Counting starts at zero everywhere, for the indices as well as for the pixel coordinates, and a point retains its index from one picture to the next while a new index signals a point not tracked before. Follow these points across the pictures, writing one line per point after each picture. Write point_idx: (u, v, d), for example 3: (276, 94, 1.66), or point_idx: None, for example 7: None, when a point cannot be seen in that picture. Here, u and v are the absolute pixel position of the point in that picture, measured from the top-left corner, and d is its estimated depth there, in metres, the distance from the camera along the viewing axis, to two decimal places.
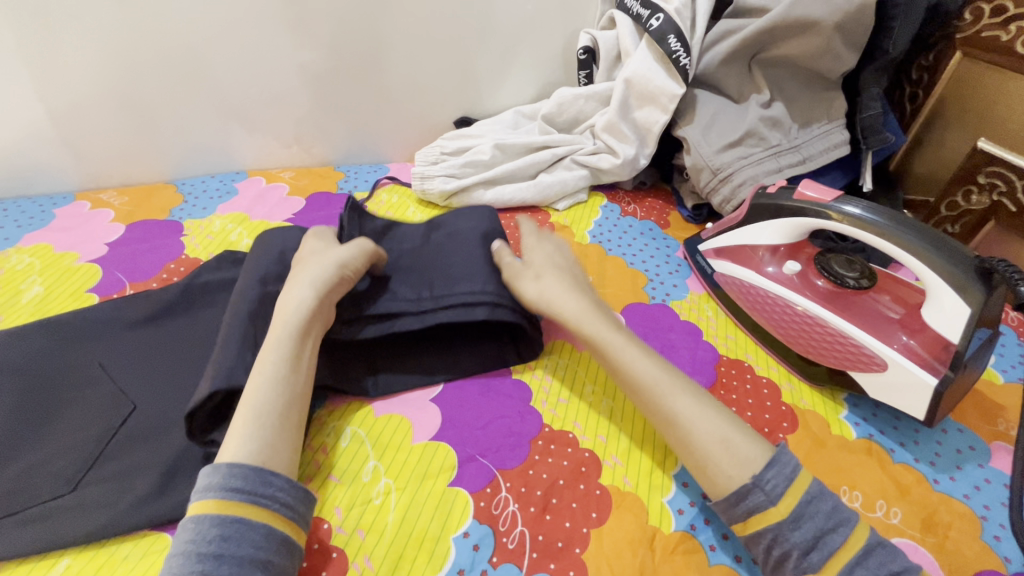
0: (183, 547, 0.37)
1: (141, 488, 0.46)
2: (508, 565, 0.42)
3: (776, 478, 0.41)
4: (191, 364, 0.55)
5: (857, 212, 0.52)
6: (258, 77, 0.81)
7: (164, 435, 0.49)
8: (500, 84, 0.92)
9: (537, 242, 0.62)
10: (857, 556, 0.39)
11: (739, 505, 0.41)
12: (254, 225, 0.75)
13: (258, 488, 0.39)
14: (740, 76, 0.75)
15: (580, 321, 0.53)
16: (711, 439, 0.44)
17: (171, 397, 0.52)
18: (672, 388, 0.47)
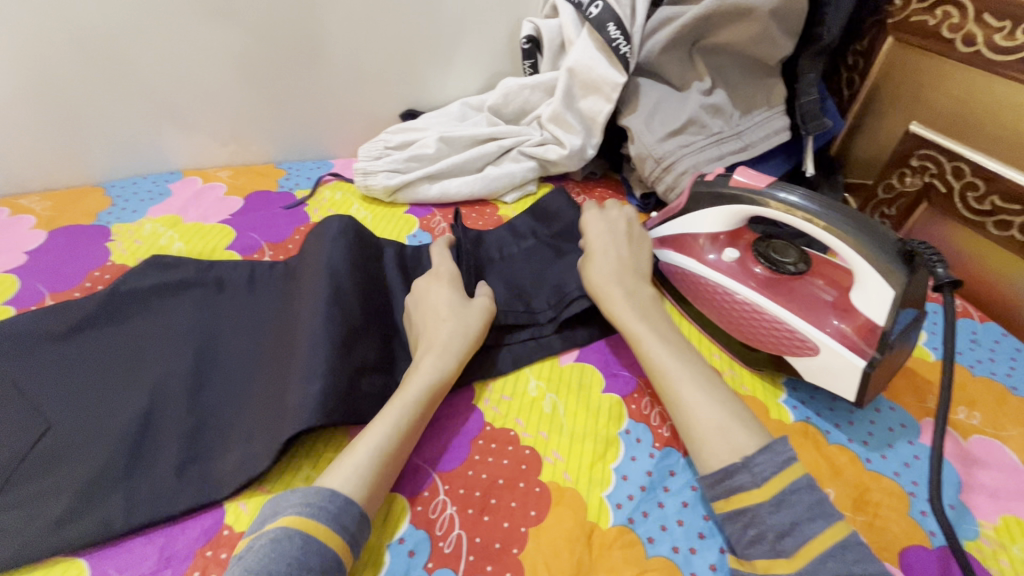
0: (286, 559, 0.35)
1: (54, 512, 0.43)
2: (443, 570, 0.41)
3: (766, 462, 0.41)
4: (113, 378, 0.52)
5: (793, 199, 0.52)
6: (187, 71, 0.77)
7: (81, 454, 0.46)
8: (445, 75, 0.90)
9: (598, 225, 0.63)
10: (829, 546, 0.37)
11: (722, 483, 0.42)
12: (187, 228, 0.72)
13: (358, 533, 0.39)
14: (681, 64, 0.75)
15: (616, 305, 0.55)
16: (709, 425, 0.44)
17: (89, 414, 0.49)
18: (683, 375, 0.47)
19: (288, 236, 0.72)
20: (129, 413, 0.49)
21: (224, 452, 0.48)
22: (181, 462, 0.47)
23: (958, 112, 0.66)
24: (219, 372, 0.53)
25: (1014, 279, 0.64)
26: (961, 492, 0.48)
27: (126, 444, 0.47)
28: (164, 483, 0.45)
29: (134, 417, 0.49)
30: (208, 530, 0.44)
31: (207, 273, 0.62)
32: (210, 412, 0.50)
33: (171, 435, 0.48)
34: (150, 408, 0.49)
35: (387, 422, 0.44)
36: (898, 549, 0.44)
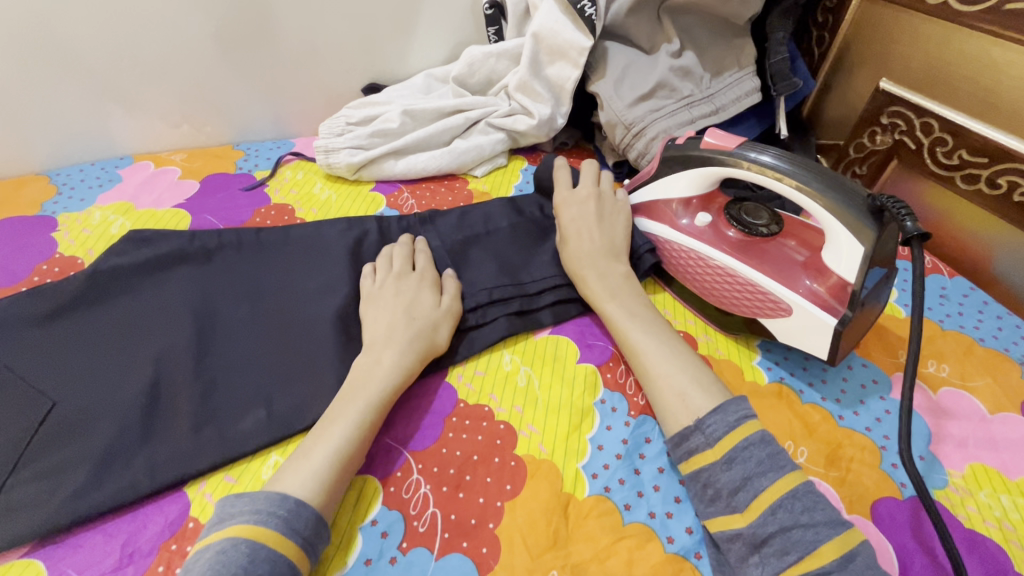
0: (229, 570, 0.34)
1: (75, 482, 0.43)
2: (418, 549, 0.41)
3: (717, 423, 0.41)
4: (109, 349, 0.50)
5: (767, 160, 0.51)
6: (130, 48, 0.72)
7: (91, 427, 0.45)
8: (406, 46, 0.86)
9: (569, 199, 0.61)
10: (778, 498, 0.37)
11: (680, 447, 0.42)
12: (139, 215, 0.68)
13: (313, 537, 0.38)
14: (649, 25, 0.72)
15: (589, 287, 0.55)
16: (670, 393, 0.45)
17: (96, 385, 0.48)
18: (651, 348, 0.48)
19: (248, 218, 0.69)
20: (138, 381, 0.48)
21: (239, 414, 0.48)
22: (196, 422, 0.47)
23: (926, 67, 0.65)
24: (222, 340, 0.52)
25: (980, 232, 0.64)
26: (930, 443, 0.49)
27: (139, 413, 0.47)
28: (183, 444, 0.46)
29: (142, 387, 0.48)
30: (173, 522, 0.43)
31: (193, 244, 0.59)
32: (219, 377, 0.50)
33: (182, 403, 0.48)
34: (156, 378, 0.49)
35: (346, 422, 0.43)
36: (870, 502, 0.45)
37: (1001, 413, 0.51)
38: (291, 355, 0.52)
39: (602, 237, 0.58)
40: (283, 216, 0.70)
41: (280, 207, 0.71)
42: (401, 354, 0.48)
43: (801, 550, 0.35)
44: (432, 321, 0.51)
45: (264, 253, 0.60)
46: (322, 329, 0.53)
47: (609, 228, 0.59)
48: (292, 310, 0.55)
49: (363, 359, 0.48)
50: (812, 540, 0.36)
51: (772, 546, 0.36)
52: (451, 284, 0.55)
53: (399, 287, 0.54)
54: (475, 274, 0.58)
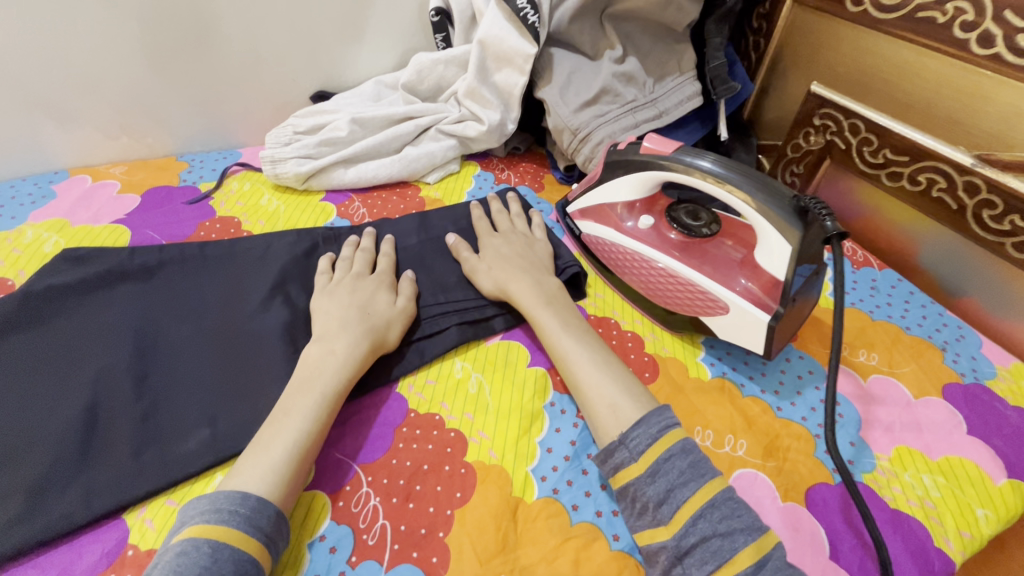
0: (191, 570, 0.34)
1: (4, 515, 0.41)
2: (367, 562, 0.41)
3: (641, 436, 0.42)
4: (42, 374, 0.48)
5: (707, 166, 0.53)
6: (59, 58, 0.69)
7: (24, 455, 0.44)
8: (355, 52, 0.86)
9: (494, 236, 0.63)
10: (698, 509, 0.39)
11: (607, 462, 0.43)
12: (74, 232, 0.66)
13: (274, 534, 0.38)
14: (592, 32, 0.73)
15: (518, 299, 0.55)
16: (601, 405, 0.46)
17: (29, 412, 0.46)
18: (580, 357, 0.49)
19: (191, 232, 0.67)
20: (74, 405, 0.47)
21: (183, 434, 0.47)
22: (137, 445, 0.46)
23: (854, 71, 0.68)
24: (166, 358, 0.51)
25: (906, 226, 0.68)
26: (860, 429, 0.52)
27: (75, 439, 0.45)
28: (123, 467, 0.44)
29: (78, 412, 0.46)
30: (110, 552, 0.42)
31: (132, 262, 0.57)
32: (160, 398, 0.49)
33: (124, 424, 0.46)
34: (95, 401, 0.47)
35: (306, 411, 0.44)
36: (805, 488, 0.47)
37: (924, 397, 0.55)
38: (237, 374, 0.51)
39: (519, 260, 0.59)
40: (229, 229, 0.68)
41: (225, 219, 0.70)
42: (353, 342, 0.49)
43: (718, 561, 0.37)
44: (387, 319, 0.52)
45: (207, 270, 0.59)
46: (268, 344, 0.53)
47: (525, 254, 0.60)
48: (237, 327, 0.54)
49: (308, 355, 0.48)
50: (729, 548, 0.37)
51: (693, 556, 0.38)
52: (407, 286, 0.57)
53: (354, 286, 0.55)
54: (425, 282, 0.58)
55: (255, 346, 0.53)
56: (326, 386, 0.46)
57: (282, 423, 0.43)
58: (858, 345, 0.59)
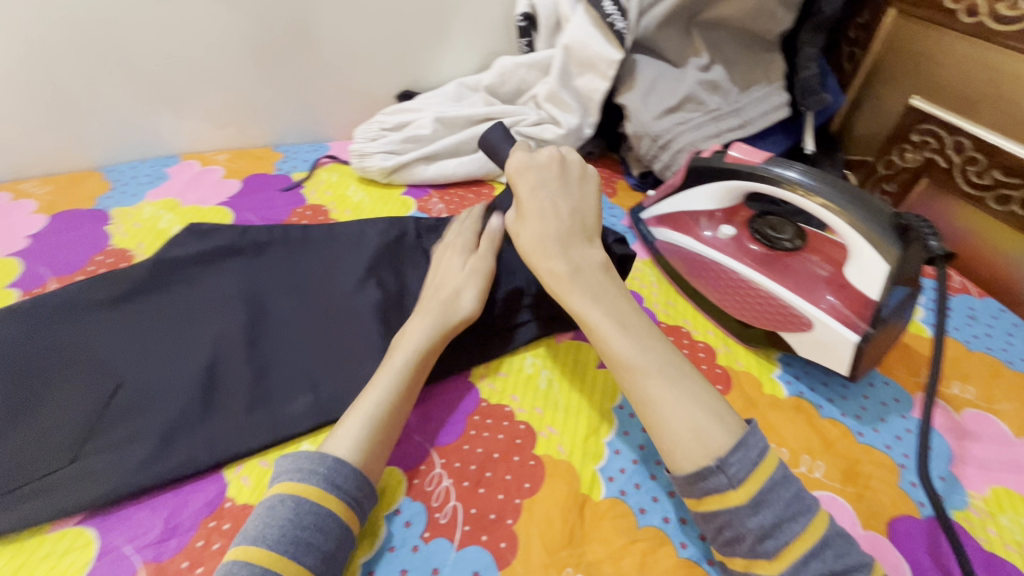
0: (275, 524, 0.37)
1: (140, 454, 0.46)
2: (439, 540, 0.42)
3: (741, 461, 0.39)
4: (168, 336, 0.55)
5: (793, 175, 0.52)
6: (182, 53, 0.76)
7: (155, 405, 0.49)
8: (441, 54, 0.89)
9: (529, 185, 0.55)
10: (812, 548, 0.37)
11: (698, 485, 0.39)
12: (185, 211, 0.72)
13: (353, 489, 0.40)
14: (679, 39, 0.73)
15: (564, 290, 0.50)
16: (681, 429, 0.41)
17: (159, 368, 0.52)
18: (647, 368, 0.44)
19: (285, 217, 0.72)
20: (195, 365, 0.52)
21: (280, 401, 0.51)
22: (252, 403, 0.50)
23: (961, 85, 0.65)
24: (272, 330, 0.56)
25: (1013, 254, 0.63)
26: (952, 464, 0.49)
27: (198, 394, 0.50)
28: (230, 424, 0.49)
29: (196, 371, 0.52)
30: (212, 501, 0.46)
31: (243, 239, 0.63)
32: (262, 366, 0.53)
33: (238, 385, 0.51)
34: (208, 362, 0.52)
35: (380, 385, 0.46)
36: (887, 518, 0.45)
37: None
38: (326, 351, 0.55)
39: (561, 227, 0.53)
40: (319, 216, 0.73)
41: (315, 207, 0.74)
42: (424, 319, 0.50)
43: None
44: (457, 288, 0.53)
45: (302, 253, 0.64)
46: (355, 325, 0.56)
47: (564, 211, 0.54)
48: (328, 307, 0.58)
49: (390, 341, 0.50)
50: None
51: None
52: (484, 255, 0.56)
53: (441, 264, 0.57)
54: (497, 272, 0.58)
55: (344, 326, 0.56)
56: (401, 358, 0.47)
57: (369, 390, 0.45)
58: (951, 376, 0.55)
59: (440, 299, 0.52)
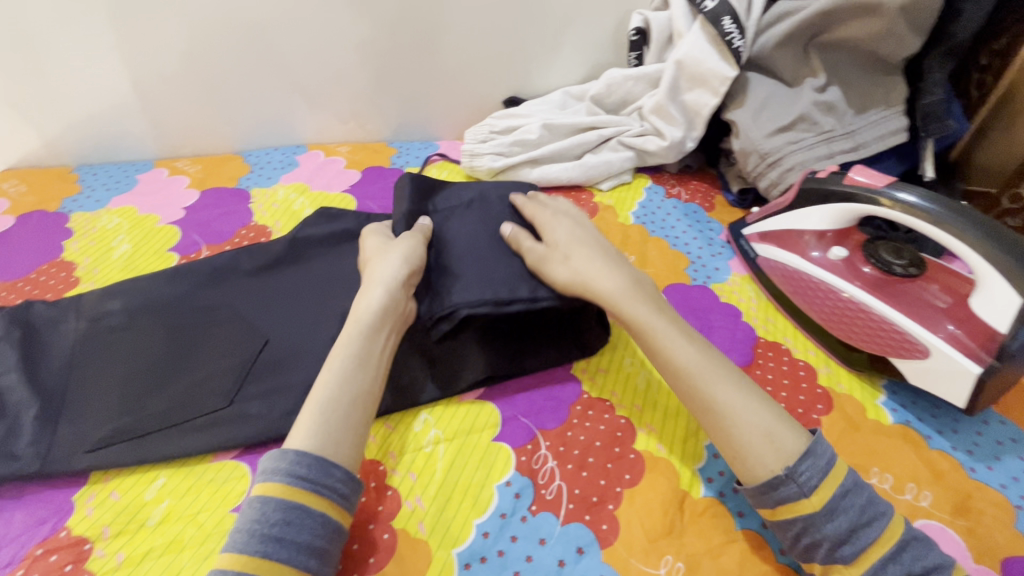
0: (247, 524, 0.39)
1: (287, 403, 0.52)
2: (546, 513, 0.46)
3: (811, 469, 0.41)
4: (307, 304, 0.61)
5: (911, 199, 0.52)
6: (323, 53, 0.84)
7: (297, 363, 0.56)
8: (550, 64, 0.94)
9: (561, 227, 0.58)
10: (890, 551, 0.39)
11: (770, 493, 0.42)
12: (315, 196, 0.80)
13: (318, 478, 0.41)
14: (795, 60, 0.74)
15: (623, 308, 0.52)
16: (757, 435, 0.43)
17: (300, 330, 0.58)
18: (716, 377, 0.47)
19: None
20: (328, 331, 0.58)
21: None
22: None
23: None
24: None
25: None
26: None
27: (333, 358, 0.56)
28: None
29: (331, 337, 0.58)
30: None
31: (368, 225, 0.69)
32: None
33: None
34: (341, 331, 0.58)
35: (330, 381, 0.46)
36: (1001, 557, 0.44)
37: None
38: None
39: (603, 254, 0.56)
40: None
41: None
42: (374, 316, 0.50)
43: None
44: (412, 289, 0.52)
45: None
46: None
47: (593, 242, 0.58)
48: None
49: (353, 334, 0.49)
50: None
51: None
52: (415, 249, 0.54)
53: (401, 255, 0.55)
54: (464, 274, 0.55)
55: None
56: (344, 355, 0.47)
57: (321, 382, 0.46)
58: None
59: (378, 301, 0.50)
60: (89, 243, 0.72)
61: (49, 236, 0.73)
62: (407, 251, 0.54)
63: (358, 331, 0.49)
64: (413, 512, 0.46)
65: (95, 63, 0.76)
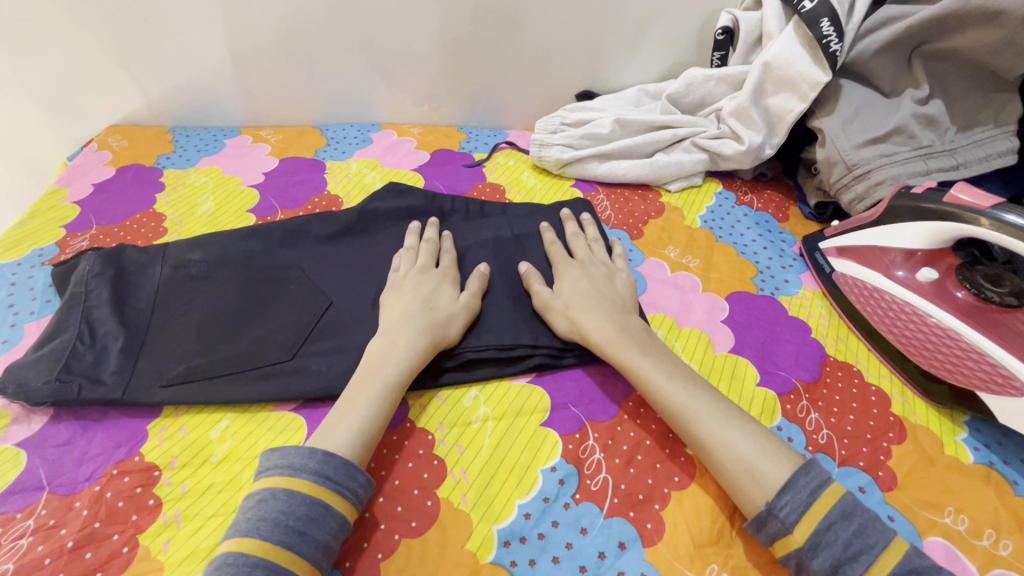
0: (270, 515, 0.39)
1: (345, 363, 0.54)
2: (590, 504, 0.45)
3: (790, 504, 0.40)
4: (371, 272, 0.62)
5: (1017, 221, 0.48)
6: (405, 36, 0.86)
7: (356, 326, 0.57)
8: (628, 59, 0.93)
9: (570, 267, 0.59)
10: None
11: (760, 533, 0.41)
12: (386, 172, 0.83)
13: (343, 480, 0.42)
14: (896, 69, 0.70)
15: (611, 348, 0.51)
16: (738, 471, 0.43)
17: (362, 295, 0.60)
18: (700, 414, 0.46)
19: (467, 191, 0.80)
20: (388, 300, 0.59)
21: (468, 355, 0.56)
22: None
23: None
24: None
25: None
26: None
27: None
28: None
29: None
30: (395, 419, 0.50)
31: (433, 203, 0.70)
32: None
33: None
34: None
35: (353, 387, 0.48)
36: None
37: None
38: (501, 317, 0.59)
39: (598, 289, 0.56)
40: (496, 195, 0.79)
41: (494, 186, 0.81)
42: (414, 336, 0.51)
43: None
44: (449, 313, 0.54)
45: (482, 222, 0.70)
46: None
47: (591, 277, 0.58)
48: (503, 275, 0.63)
49: (376, 344, 0.51)
50: None
51: None
52: (476, 280, 0.58)
53: (419, 280, 0.57)
54: (496, 303, 0.58)
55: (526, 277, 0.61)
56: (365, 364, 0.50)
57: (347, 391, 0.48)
58: None
59: (407, 315, 0.53)
60: (178, 197, 0.77)
61: (143, 189, 0.78)
62: (436, 280, 0.57)
63: (378, 346, 0.51)
64: (457, 484, 0.46)
65: (198, 29, 0.81)
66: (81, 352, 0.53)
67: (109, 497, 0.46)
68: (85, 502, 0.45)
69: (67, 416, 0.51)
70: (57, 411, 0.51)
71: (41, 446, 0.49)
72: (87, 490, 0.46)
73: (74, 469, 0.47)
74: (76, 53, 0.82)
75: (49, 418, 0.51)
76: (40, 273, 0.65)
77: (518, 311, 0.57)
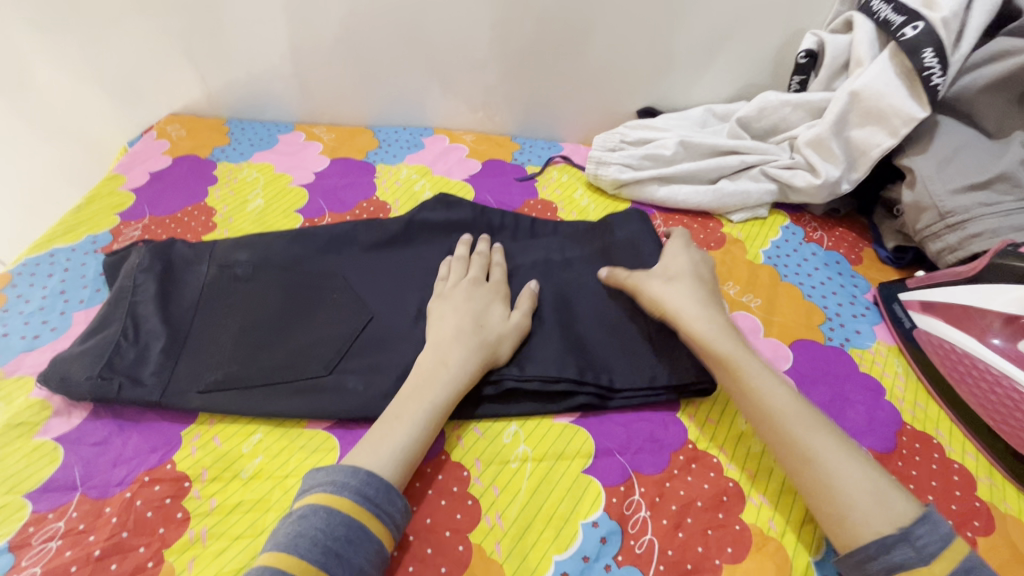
0: (310, 531, 0.37)
1: (383, 384, 0.52)
2: (632, 569, 0.42)
3: (930, 535, 0.37)
4: (416, 287, 0.60)
5: None
6: (468, 42, 0.84)
7: (396, 345, 0.55)
8: (697, 77, 0.88)
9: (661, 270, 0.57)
10: None
11: (879, 560, 0.37)
12: (436, 180, 0.81)
13: (383, 504, 0.40)
14: (1006, 108, 0.63)
15: (716, 341, 0.49)
16: (859, 489, 0.40)
17: (405, 312, 0.57)
18: (814, 425, 0.43)
19: (518, 206, 0.77)
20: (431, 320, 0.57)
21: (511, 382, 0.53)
22: None
23: None
24: None
25: None
26: None
27: None
28: None
29: None
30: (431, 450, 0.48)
31: (482, 218, 0.67)
32: None
33: None
34: None
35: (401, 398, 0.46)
36: None
37: None
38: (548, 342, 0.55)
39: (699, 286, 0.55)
40: (547, 212, 0.76)
41: (546, 203, 0.78)
42: (465, 357, 0.48)
43: None
44: (499, 334, 0.51)
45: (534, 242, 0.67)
46: None
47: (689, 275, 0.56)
48: None
49: (428, 358, 0.49)
50: None
51: None
52: (525, 299, 0.55)
53: (470, 293, 0.54)
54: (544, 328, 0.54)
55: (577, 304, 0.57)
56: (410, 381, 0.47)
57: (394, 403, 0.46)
58: None
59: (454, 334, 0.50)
60: (229, 192, 0.77)
61: (197, 181, 0.79)
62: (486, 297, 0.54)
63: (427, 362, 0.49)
64: (491, 530, 0.43)
65: (263, 25, 0.81)
66: (124, 350, 0.52)
67: (138, 505, 0.45)
68: (115, 509, 0.44)
69: (105, 414, 0.51)
70: (96, 408, 0.51)
71: (78, 443, 0.49)
72: (118, 495, 0.45)
73: (108, 472, 0.47)
74: (145, 42, 0.84)
75: (88, 414, 0.51)
76: (93, 261, 0.65)
77: (567, 338, 0.53)
